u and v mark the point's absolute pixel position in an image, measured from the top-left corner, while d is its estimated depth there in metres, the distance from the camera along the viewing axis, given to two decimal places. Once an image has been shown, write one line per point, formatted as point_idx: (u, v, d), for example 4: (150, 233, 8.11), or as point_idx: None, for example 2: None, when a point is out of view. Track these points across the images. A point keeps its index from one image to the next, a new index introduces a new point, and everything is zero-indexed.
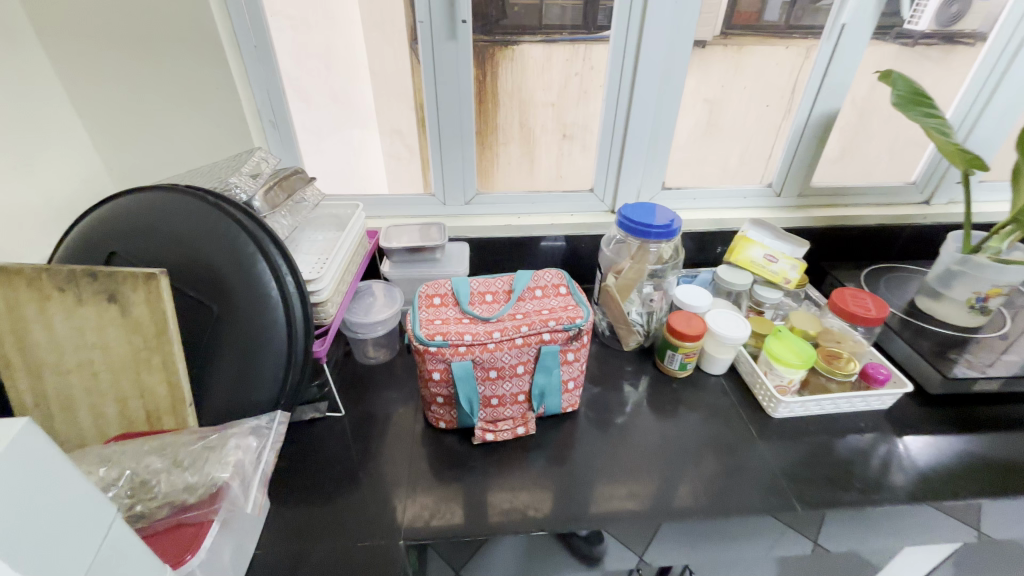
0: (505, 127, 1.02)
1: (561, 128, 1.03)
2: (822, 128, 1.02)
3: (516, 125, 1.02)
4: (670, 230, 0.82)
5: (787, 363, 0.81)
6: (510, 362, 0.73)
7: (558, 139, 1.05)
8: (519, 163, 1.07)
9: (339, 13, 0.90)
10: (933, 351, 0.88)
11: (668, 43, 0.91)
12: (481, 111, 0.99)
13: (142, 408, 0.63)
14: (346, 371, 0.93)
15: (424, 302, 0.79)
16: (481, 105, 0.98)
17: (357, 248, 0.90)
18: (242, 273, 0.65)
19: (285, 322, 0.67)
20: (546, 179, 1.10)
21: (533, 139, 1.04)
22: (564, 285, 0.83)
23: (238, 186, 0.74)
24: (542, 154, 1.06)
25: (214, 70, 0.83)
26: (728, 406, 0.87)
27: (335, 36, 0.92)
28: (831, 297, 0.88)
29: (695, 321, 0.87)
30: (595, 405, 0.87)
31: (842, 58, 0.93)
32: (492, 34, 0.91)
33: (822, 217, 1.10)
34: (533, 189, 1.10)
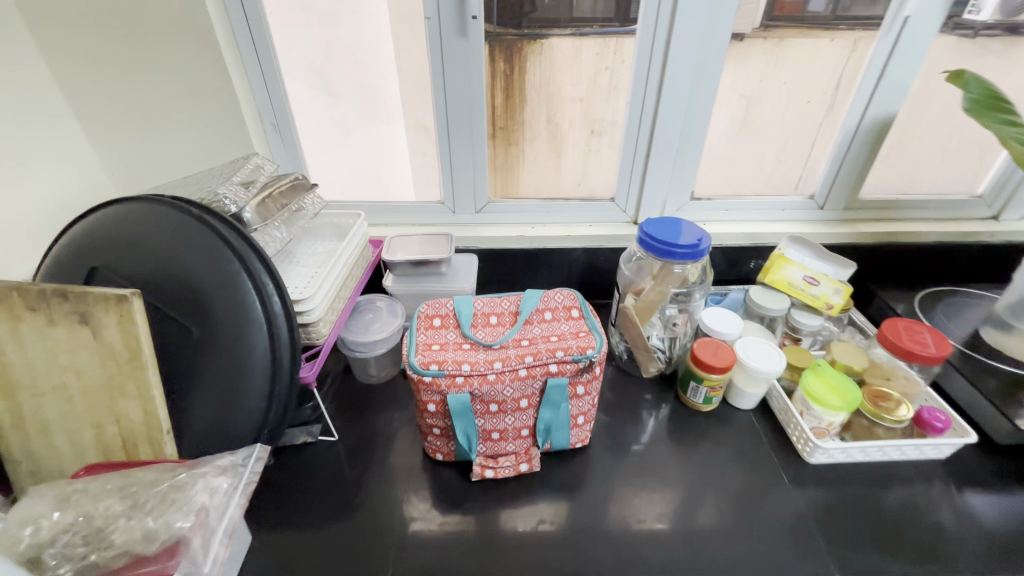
0: (532, 123, 0.93)
1: (590, 124, 0.93)
2: (875, 134, 0.91)
3: (543, 121, 0.93)
4: (697, 250, 0.73)
5: (826, 404, 0.71)
6: (512, 396, 0.66)
7: (587, 136, 0.95)
8: (538, 167, 0.99)
9: (369, 6, 0.83)
10: (1002, 394, 0.76)
11: (703, 38, 0.81)
12: (506, 107, 0.92)
13: (118, 435, 0.59)
14: (345, 389, 0.88)
15: (422, 324, 0.73)
16: (510, 100, 0.90)
17: (357, 260, 0.85)
18: (224, 293, 0.61)
19: (268, 347, 0.62)
20: (573, 181, 1.01)
21: (560, 136, 0.95)
22: (578, 307, 0.76)
23: (229, 198, 0.69)
24: (570, 153, 0.97)
25: (211, 70, 0.79)
26: (758, 447, 0.78)
27: (366, 29, 0.85)
28: (882, 328, 0.78)
29: (722, 350, 0.78)
30: (608, 438, 0.80)
31: (903, 54, 0.82)
32: (521, 27, 0.83)
33: (871, 233, 0.99)
34: (559, 193, 1.02)
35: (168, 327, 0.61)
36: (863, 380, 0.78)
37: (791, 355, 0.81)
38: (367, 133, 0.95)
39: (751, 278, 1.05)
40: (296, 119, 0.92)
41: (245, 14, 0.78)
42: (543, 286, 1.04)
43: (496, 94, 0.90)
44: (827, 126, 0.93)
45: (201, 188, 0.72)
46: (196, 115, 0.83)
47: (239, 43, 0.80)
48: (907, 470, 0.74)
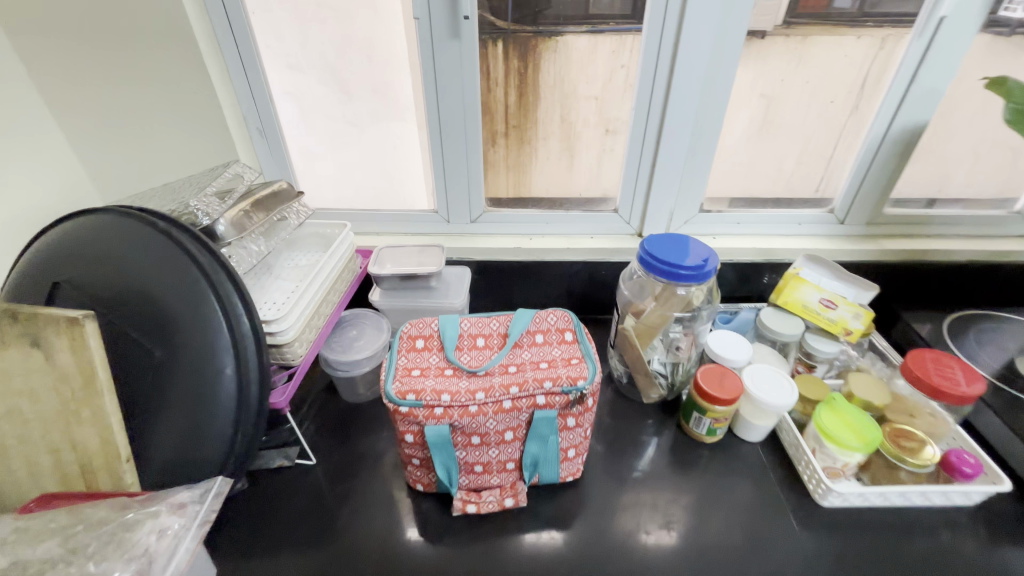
0: (545, 121, 0.87)
1: (604, 122, 0.87)
2: (902, 144, 0.84)
3: (557, 121, 0.87)
4: (703, 272, 0.68)
5: (844, 445, 0.65)
6: (495, 429, 0.61)
7: (601, 135, 0.88)
8: (549, 167, 0.93)
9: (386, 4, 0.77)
10: None
11: (717, 36, 0.75)
12: (520, 105, 0.85)
13: (75, 462, 0.56)
14: (329, 407, 0.84)
15: (405, 345, 0.68)
16: (521, 97, 0.84)
17: (343, 272, 0.81)
18: (186, 314, 0.57)
19: (234, 372, 0.58)
20: (586, 180, 0.94)
21: (574, 135, 0.88)
22: (572, 330, 0.70)
23: (201, 211, 0.65)
24: (583, 152, 0.90)
25: (190, 72, 0.74)
26: (767, 485, 0.72)
27: (380, 27, 0.79)
28: (906, 360, 0.71)
29: (729, 380, 0.72)
30: (603, 469, 0.74)
31: (936, 58, 0.75)
32: (536, 25, 0.77)
33: (896, 250, 0.92)
34: (569, 197, 0.96)
35: (128, 349, 0.57)
36: (884, 416, 0.71)
37: (803, 386, 0.74)
38: (358, 138, 0.91)
39: (763, 295, 0.98)
40: (284, 123, 0.88)
41: (227, 13, 0.74)
42: (541, 299, 0.99)
43: (510, 93, 0.84)
44: (852, 126, 0.86)
45: (174, 198, 0.68)
46: (178, 119, 0.79)
47: (222, 44, 0.76)
48: (931, 516, 0.67)
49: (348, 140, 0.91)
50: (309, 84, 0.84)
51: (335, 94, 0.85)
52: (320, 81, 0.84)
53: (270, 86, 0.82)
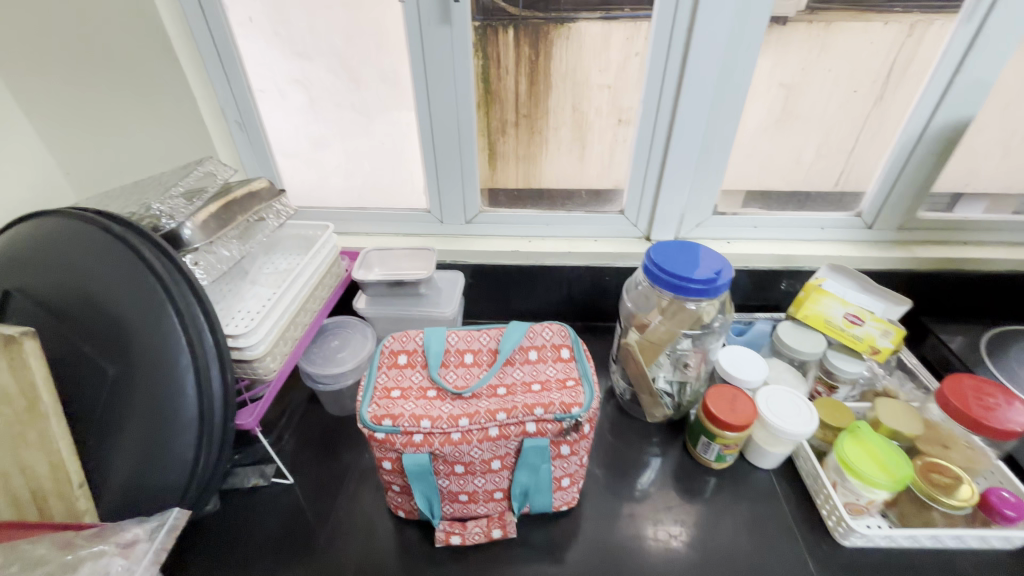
0: (557, 111, 0.79)
1: (617, 112, 0.79)
2: (944, 142, 0.75)
3: (569, 109, 0.79)
4: (714, 286, 0.61)
5: (869, 480, 0.58)
6: (480, 457, 0.55)
7: (613, 125, 0.80)
8: (558, 159, 0.85)
9: None
10: None
11: (741, 22, 0.67)
12: (531, 93, 0.77)
13: (26, 488, 0.51)
14: (311, 420, 0.80)
15: (386, 361, 0.63)
16: (532, 86, 0.77)
17: (325, 277, 0.75)
18: (140, 328, 0.51)
19: (193, 391, 0.53)
20: (599, 173, 0.86)
21: (586, 125, 0.81)
22: (569, 347, 0.64)
23: (163, 213, 0.61)
24: (596, 143, 0.82)
25: (146, 59, 0.67)
26: (782, 519, 0.66)
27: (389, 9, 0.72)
28: (942, 386, 0.64)
29: (741, 403, 0.66)
30: (601, 495, 0.69)
31: (989, 46, 0.66)
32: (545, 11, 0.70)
33: (930, 258, 0.84)
34: (580, 189, 0.88)
35: (81, 365, 0.52)
36: (914, 447, 0.64)
37: (824, 411, 0.68)
38: (359, 131, 0.84)
39: (780, 304, 0.91)
40: (267, 116, 0.82)
41: None
42: (541, 306, 0.93)
43: (522, 81, 0.76)
44: (873, 118, 0.77)
45: (137, 200, 0.63)
46: (149, 114, 0.72)
47: (194, 30, 0.70)
48: (965, 559, 0.60)
49: (335, 134, 0.84)
50: (291, 75, 0.78)
51: (331, 85, 0.79)
52: (302, 70, 0.77)
53: (248, 78, 0.76)
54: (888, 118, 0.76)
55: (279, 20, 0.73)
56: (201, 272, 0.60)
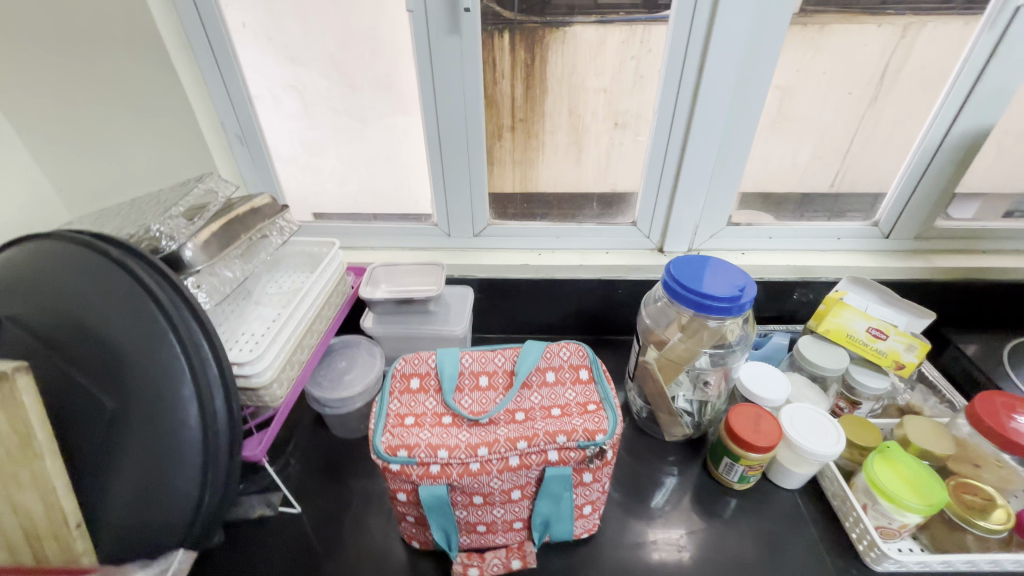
0: (551, 115, 0.78)
1: (612, 116, 0.77)
2: (964, 150, 0.74)
3: (565, 112, 0.77)
4: (737, 304, 0.59)
5: (903, 504, 0.56)
6: (500, 488, 0.53)
7: (610, 129, 0.79)
8: (556, 164, 0.83)
9: None
10: None
11: (756, 29, 0.65)
12: (528, 97, 0.76)
13: (18, 528, 0.48)
14: (317, 444, 0.77)
15: (397, 386, 0.60)
16: (527, 90, 0.75)
17: (331, 295, 0.72)
18: (137, 360, 0.48)
19: (196, 426, 0.49)
20: (594, 173, 0.84)
21: (582, 128, 0.79)
22: (588, 367, 0.62)
23: (163, 234, 0.57)
24: (591, 148, 0.81)
25: (143, 71, 0.65)
26: (810, 543, 0.63)
27: (375, 16, 0.70)
28: (972, 402, 0.62)
29: (765, 424, 0.63)
30: (621, 519, 0.66)
31: (1014, 53, 0.65)
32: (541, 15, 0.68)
33: (948, 268, 0.82)
34: (580, 190, 0.86)
35: (74, 399, 0.48)
36: (945, 467, 0.63)
37: (850, 429, 0.66)
38: (354, 136, 0.81)
39: (795, 316, 0.89)
40: (268, 129, 0.79)
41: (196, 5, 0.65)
42: (551, 319, 0.91)
43: (517, 85, 0.75)
44: (869, 118, 0.76)
45: (137, 221, 0.60)
46: (146, 128, 0.69)
47: (192, 42, 0.67)
48: None
49: (328, 139, 0.82)
50: (285, 81, 0.75)
51: (326, 91, 0.76)
52: (295, 75, 0.74)
53: (249, 90, 0.73)
54: (882, 119, 0.76)
55: (273, 26, 0.70)
56: (203, 295, 0.58)
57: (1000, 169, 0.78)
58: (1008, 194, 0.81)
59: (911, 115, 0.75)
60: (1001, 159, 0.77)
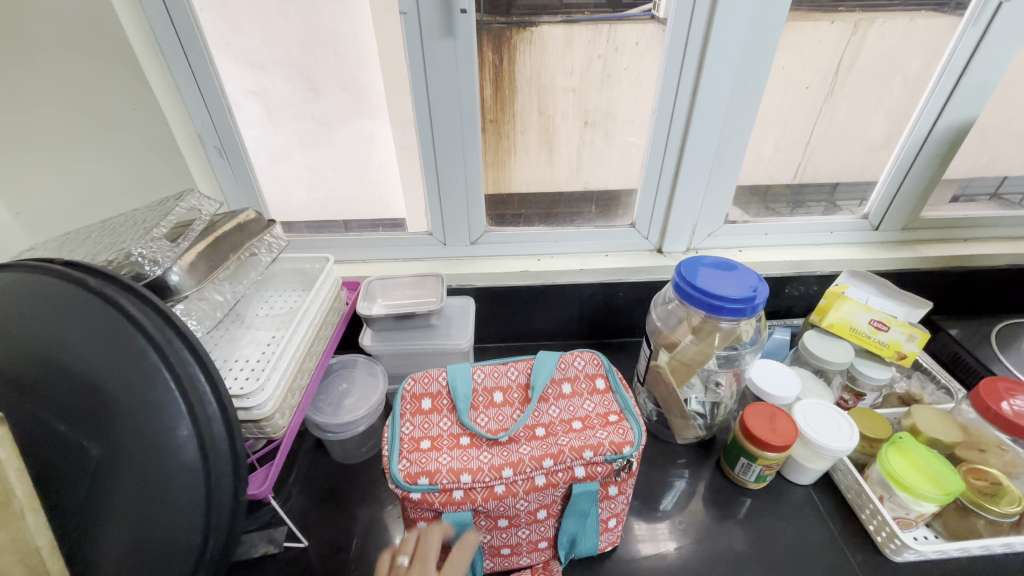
0: (522, 113, 0.76)
1: (582, 115, 0.76)
2: (948, 143, 0.76)
3: (535, 112, 0.76)
4: (751, 304, 0.59)
5: (918, 494, 0.57)
6: (526, 509, 0.51)
7: (580, 128, 0.78)
8: (529, 165, 0.81)
9: None
10: None
11: (749, 29, 0.65)
12: (497, 99, 0.74)
13: None
14: (319, 471, 0.73)
15: (408, 408, 0.58)
16: (496, 92, 0.73)
17: (328, 313, 0.69)
18: (128, 400, 0.42)
19: (198, 467, 0.44)
20: (566, 171, 0.83)
21: (552, 128, 0.78)
22: (603, 376, 0.62)
23: (146, 258, 0.52)
24: (563, 147, 0.80)
25: (106, 83, 0.59)
26: (827, 538, 0.64)
27: (343, 20, 0.66)
28: (976, 387, 0.64)
29: (780, 423, 0.63)
30: (642, 528, 0.65)
31: (992, 47, 0.67)
32: (506, 15, 0.67)
33: (934, 257, 0.85)
34: (554, 190, 0.84)
35: (53, 450, 0.42)
36: (953, 454, 0.64)
37: (861, 422, 0.67)
38: (319, 142, 0.77)
39: (791, 310, 0.91)
40: (249, 141, 0.75)
41: (166, 6, 0.60)
42: (551, 326, 0.90)
43: (486, 87, 0.72)
44: (826, 112, 0.77)
45: (112, 246, 0.54)
46: (115, 145, 0.64)
47: (165, 49, 0.63)
48: (1011, 562, 0.60)
49: (293, 146, 0.77)
50: (245, 87, 0.70)
51: (288, 96, 0.72)
52: (256, 81, 0.70)
53: (227, 101, 0.69)
54: (836, 110, 0.77)
55: (232, 30, 0.65)
56: (194, 321, 0.54)
57: (974, 159, 0.81)
58: (955, 180, 0.84)
59: (866, 104, 0.76)
60: (973, 149, 0.80)
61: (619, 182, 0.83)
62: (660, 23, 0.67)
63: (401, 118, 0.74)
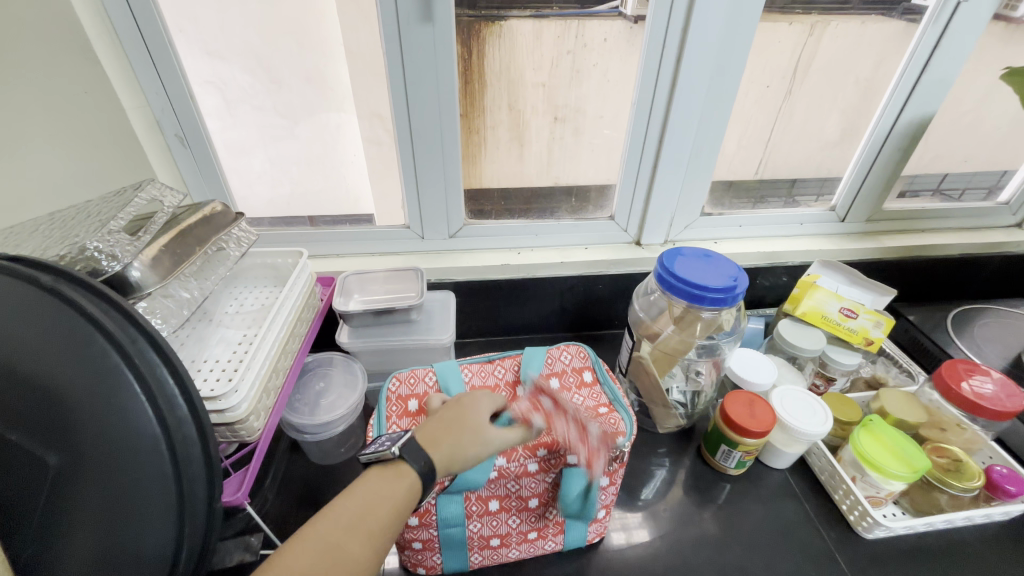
0: (491, 108, 0.74)
1: (552, 110, 0.76)
2: (907, 139, 0.80)
3: (504, 107, 0.75)
4: (733, 294, 0.59)
5: (888, 473, 0.59)
6: (518, 495, 0.54)
7: (550, 123, 0.77)
8: (498, 160, 0.80)
9: None
10: None
11: (723, 27, 0.66)
12: (466, 92, 0.72)
13: None
14: (296, 473, 0.70)
15: (394, 411, 0.57)
16: (465, 85, 0.71)
17: (304, 309, 0.66)
18: (91, 405, 0.39)
19: (170, 475, 0.41)
20: (537, 167, 0.82)
21: (523, 123, 0.77)
22: (590, 369, 0.65)
23: (103, 253, 0.47)
24: (534, 142, 0.79)
25: (54, 65, 0.55)
26: (805, 518, 0.66)
27: (311, 6, 0.63)
28: (938, 370, 0.68)
29: (759, 410, 0.65)
30: (628, 518, 0.66)
31: (949, 47, 0.70)
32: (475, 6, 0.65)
33: (895, 247, 0.90)
34: (527, 185, 0.83)
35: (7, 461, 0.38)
36: (917, 433, 0.68)
37: (834, 406, 0.70)
38: (283, 134, 0.73)
39: (763, 299, 0.93)
40: (212, 130, 0.71)
41: None
42: (531, 319, 0.90)
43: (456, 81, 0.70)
44: (786, 110, 0.79)
45: (63, 240, 0.50)
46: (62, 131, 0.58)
47: (117, 27, 0.58)
48: (972, 533, 0.64)
49: (253, 139, 0.73)
50: (200, 77, 0.66)
51: (248, 86, 0.68)
52: (213, 70, 0.66)
53: (188, 86, 0.65)
54: (794, 109, 0.79)
55: (184, 15, 0.61)
56: (159, 320, 0.51)
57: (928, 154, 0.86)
58: (908, 176, 0.88)
59: (823, 103, 0.79)
60: (928, 144, 0.85)
61: (591, 177, 0.83)
62: (628, 20, 0.68)
63: (371, 109, 0.71)
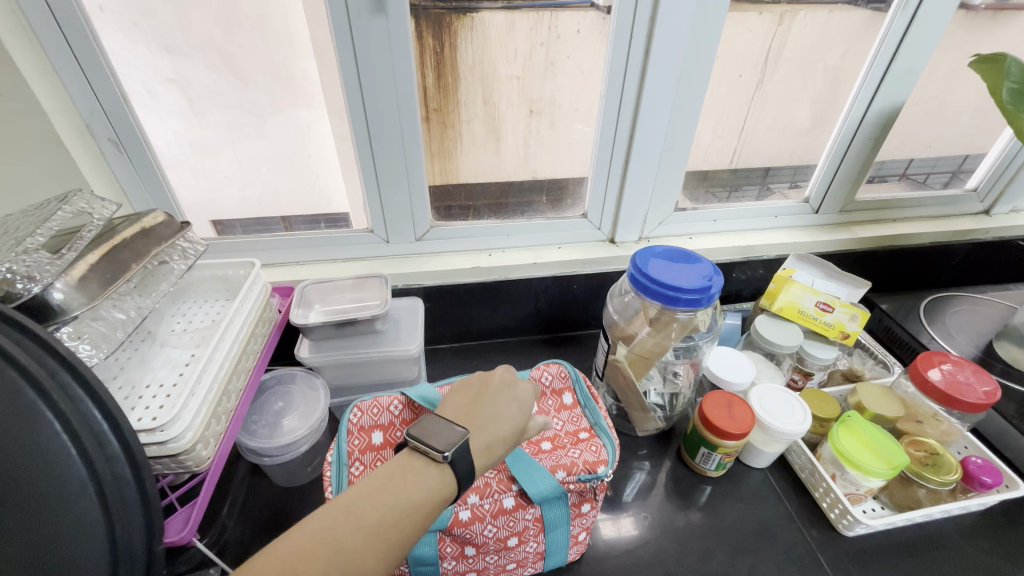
0: (463, 101, 0.70)
1: (527, 103, 0.72)
2: (880, 127, 0.79)
3: (479, 101, 0.71)
4: (707, 294, 0.57)
5: (868, 471, 0.58)
6: (493, 537, 0.52)
7: (525, 117, 0.74)
8: (474, 155, 0.77)
9: None
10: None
11: (696, 17, 0.63)
12: (438, 87, 0.68)
13: None
14: (258, 498, 0.66)
15: (356, 445, 0.57)
16: (439, 79, 0.67)
17: (259, 323, 0.62)
18: (7, 450, 0.32)
19: (100, 521, 0.36)
20: (514, 162, 0.79)
21: (498, 117, 0.73)
22: (571, 390, 0.67)
23: (17, 274, 0.42)
24: (510, 136, 0.76)
25: None
26: (784, 516, 0.65)
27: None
28: (914, 362, 0.67)
29: (738, 411, 0.63)
30: (607, 524, 0.64)
31: (920, 34, 0.69)
32: None
33: (867, 237, 0.89)
34: (503, 181, 0.80)
35: None
36: (895, 427, 0.67)
37: (813, 403, 0.69)
38: (232, 137, 0.69)
39: (740, 294, 0.93)
40: (151, 134, 0.66)
41: None
42: (505, 322, 0.87)
43: (426, 73, 0.66)
44: (760, 98, 0.77)
45: None
46: None
47: (30, 19, 0.52)
48: (949, 525, 0.64)
49: (220, 139, 0.68)
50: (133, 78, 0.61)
51: (211, 84, 0.63)
52: (173, 68, 0.61)
53: (119, 85, 0.59)
54: (767, 98, 0.77)
55: (116, 8, 0.56)
56: (87, 346, 0.46)
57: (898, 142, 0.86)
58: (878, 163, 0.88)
59: (795, 93, 0.77)
60: (897, 133, 0.85)
61: (567, 171, 0.80)
62: (601, 11, 0.64)
63: (330, 106, 0.67)
